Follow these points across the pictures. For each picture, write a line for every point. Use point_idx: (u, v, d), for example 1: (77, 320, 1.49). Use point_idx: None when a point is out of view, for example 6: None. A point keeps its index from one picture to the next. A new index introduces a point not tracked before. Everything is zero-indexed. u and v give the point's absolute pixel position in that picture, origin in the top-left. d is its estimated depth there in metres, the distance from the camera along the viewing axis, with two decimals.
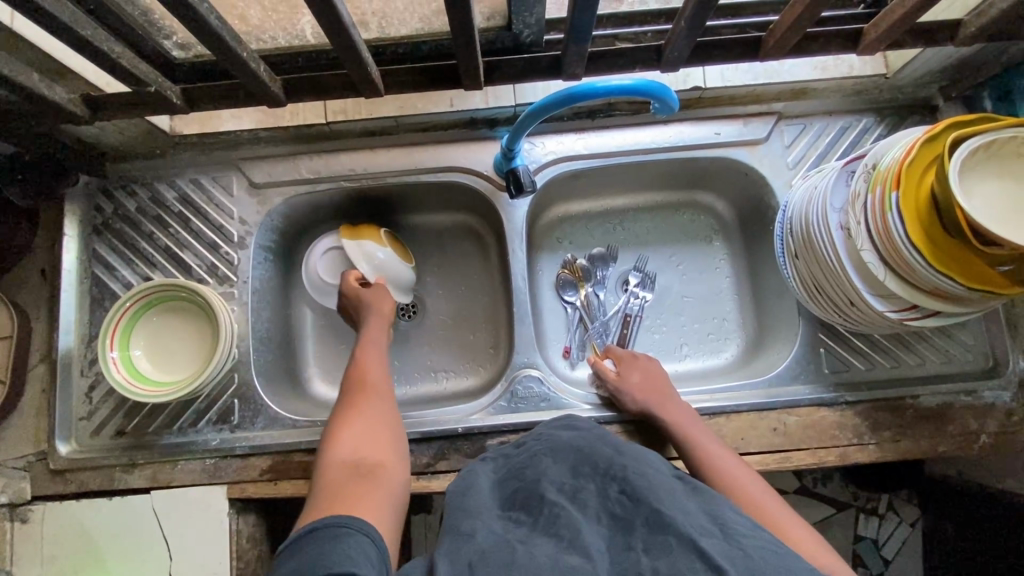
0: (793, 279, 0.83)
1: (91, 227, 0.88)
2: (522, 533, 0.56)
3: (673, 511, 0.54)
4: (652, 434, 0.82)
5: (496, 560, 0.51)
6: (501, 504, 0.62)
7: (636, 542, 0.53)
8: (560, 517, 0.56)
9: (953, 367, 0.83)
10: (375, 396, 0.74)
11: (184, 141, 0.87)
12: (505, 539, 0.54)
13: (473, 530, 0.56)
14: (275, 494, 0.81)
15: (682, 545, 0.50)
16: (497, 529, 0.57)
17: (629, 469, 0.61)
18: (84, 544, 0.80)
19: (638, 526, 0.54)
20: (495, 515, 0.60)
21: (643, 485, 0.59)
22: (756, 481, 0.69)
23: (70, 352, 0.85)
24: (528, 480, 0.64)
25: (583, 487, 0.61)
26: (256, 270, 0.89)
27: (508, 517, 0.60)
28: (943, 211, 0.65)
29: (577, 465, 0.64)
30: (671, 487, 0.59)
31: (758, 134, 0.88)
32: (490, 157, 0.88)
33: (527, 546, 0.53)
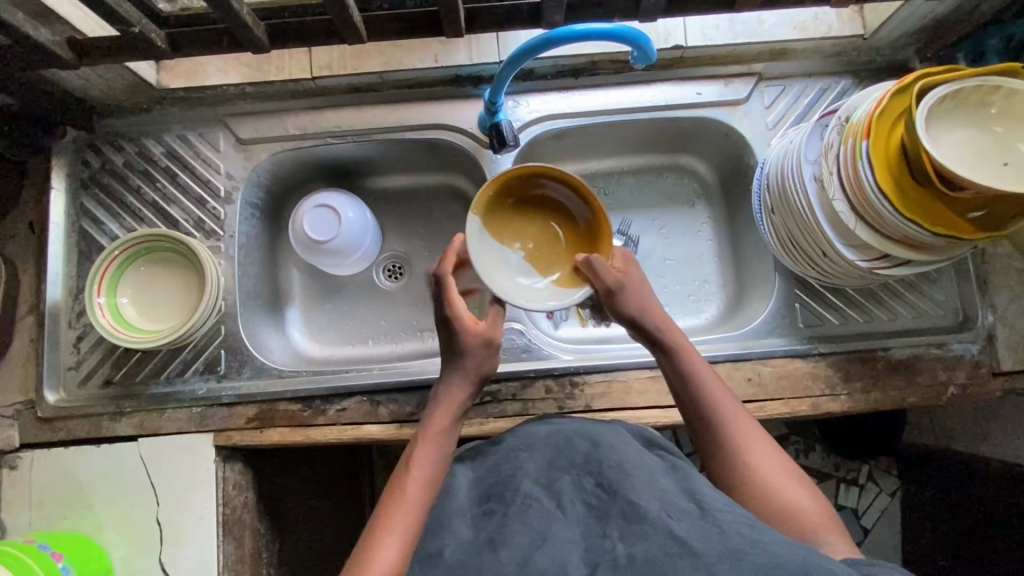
0: (770, 235, 0.84)
1: (78, 181, 0.89)
2: (494, 526, 0.58)
3: (647, 502, 0.57)
4: (638, 373, 0.84)
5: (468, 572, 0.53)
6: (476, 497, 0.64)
7: (611, 530, 0.55)
8: (532, 510, 0.59)
9: (924, 322, 0.85)
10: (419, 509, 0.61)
11: (171, 95, 0.88)
12: (475, 547, 0.56)
13: (441, 548, 0.57)
14: (261, 441, 0.82)
15: (658, 533, 0.53)
16: (468, 532, 0.59)
17: (606, 461, 0.63)
18: (72, 490, 0.81)
19: (614, 516, 0.57)
20: (469, 513, 0.62)
21: (619, 477, 0.61)
22: (758, 439, 0.66)
23: (58, 304, 0.86)
24: (504, 473, 0.65)
25: (559, 478, 0.62)
26: (243, 226, 0.90)
27: (482, 509, 0.62)
28: (910, 159, 0.66)
29: (554, 457, 0.65)
30: (650, 472, 0.62)
31: (738, 94, 0.90)
32: (475, 115, 0.89)
33: (500, 545, 0.55)
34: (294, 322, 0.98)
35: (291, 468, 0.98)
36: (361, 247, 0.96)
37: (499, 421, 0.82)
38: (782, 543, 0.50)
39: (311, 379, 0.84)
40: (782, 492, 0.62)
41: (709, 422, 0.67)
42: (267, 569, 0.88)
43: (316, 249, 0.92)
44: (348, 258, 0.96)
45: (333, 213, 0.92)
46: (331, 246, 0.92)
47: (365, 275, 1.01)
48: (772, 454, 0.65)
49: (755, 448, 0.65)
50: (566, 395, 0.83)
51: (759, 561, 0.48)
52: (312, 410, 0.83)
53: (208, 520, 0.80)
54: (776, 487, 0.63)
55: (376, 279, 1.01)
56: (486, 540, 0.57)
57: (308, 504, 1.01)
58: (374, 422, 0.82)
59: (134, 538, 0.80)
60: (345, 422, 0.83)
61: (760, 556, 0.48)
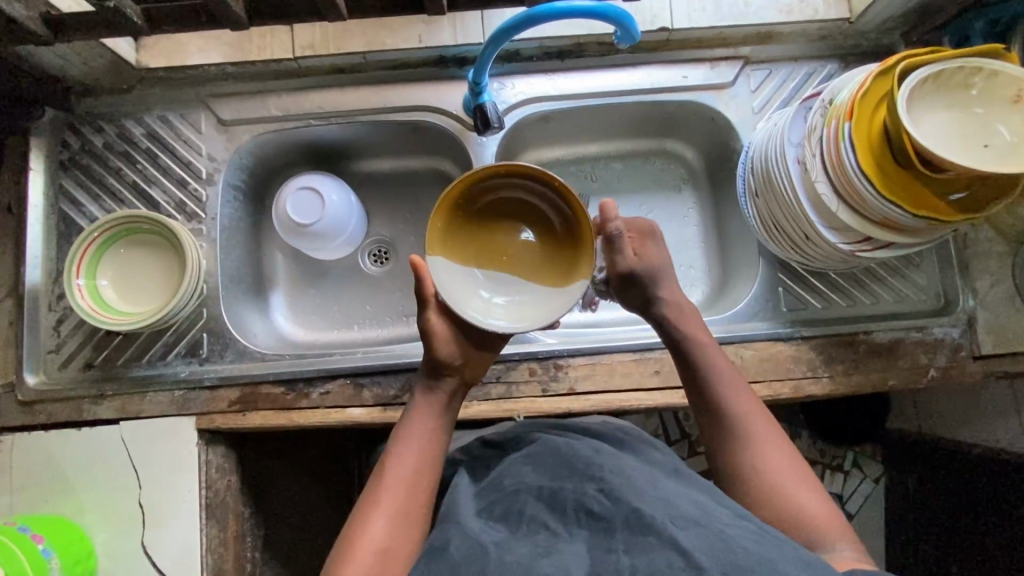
0: (754, 219, 0.84)
1: (57, 163, 0.88)
2: (500, 533, 0.58)
3: (652, 511, 0.55)
4: (622, 356, 0.84)
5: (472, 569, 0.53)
6: (479, 507, 0.64)
7: (616, 543, 0.54)
8: (536, 528, 0.58)
9: (906, 306, 0.85)
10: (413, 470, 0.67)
11: (151, 75, 0.87)
12: (477, 546, 0.56)
13: (446, 543, 0.57)
14: (244, 424, 0.82)
15: (663, 544, 0.51)
16: (473, 530, 0.59)
17: (608, 471, 0.62)
18: (53, 473, 0.81)
19: (618, 528, 0.55)
20: (474, 517, 0.62)
21: (621, 485, 0.60)
22: (772, 437, 0.66)
23: (37, 287, 0.85)
24: (506, 489, 0.65)
25: (562, 489, 0.61)
26: (225, 208, 0.89)
27: (488, 516, 0.62)
28: (893, 142, 0.66)
29: (558, 468, 0.65)
30: (654, 483, 0.61)
31: (724, 77, 0.89)
32: (459, 97, 0.88)
33: (502, 548, 0.55)
34: (279, 306, 0.98)
35: (275, 453, 0.98)
36: (346, 231, 0.95)
37: (483, 404, 0.82)
38: (792, 562, 0.49)
39: (295, 362, 0.84)
40: (793, 492, 0.62)
41: (725, 416, 0.68)
42: (250, 553, 0.88)
43: (300, 232, 0.92)
44: (331, 243, 0.95)
45: (317, 196, 0.91)
46: (315, 230, 0.92)
47: (350, 260, 1.00)
48: (784, 454, 0.65)
49: (767, 446, 0.66)
50: (551, 377, 0.83)
51: None
52: (296, 392, 0.83)
53: (191, 503, 0.80)
54: (789, 487, 0.63)
55: (361, 264, 1.01)
56: (490, 543, 0.56)
57: (291, 488, 1.01)
58: (358, 404, 0.82)
59: (115, 521, 0.80)
60: (328, 405, 0.82)
61: None
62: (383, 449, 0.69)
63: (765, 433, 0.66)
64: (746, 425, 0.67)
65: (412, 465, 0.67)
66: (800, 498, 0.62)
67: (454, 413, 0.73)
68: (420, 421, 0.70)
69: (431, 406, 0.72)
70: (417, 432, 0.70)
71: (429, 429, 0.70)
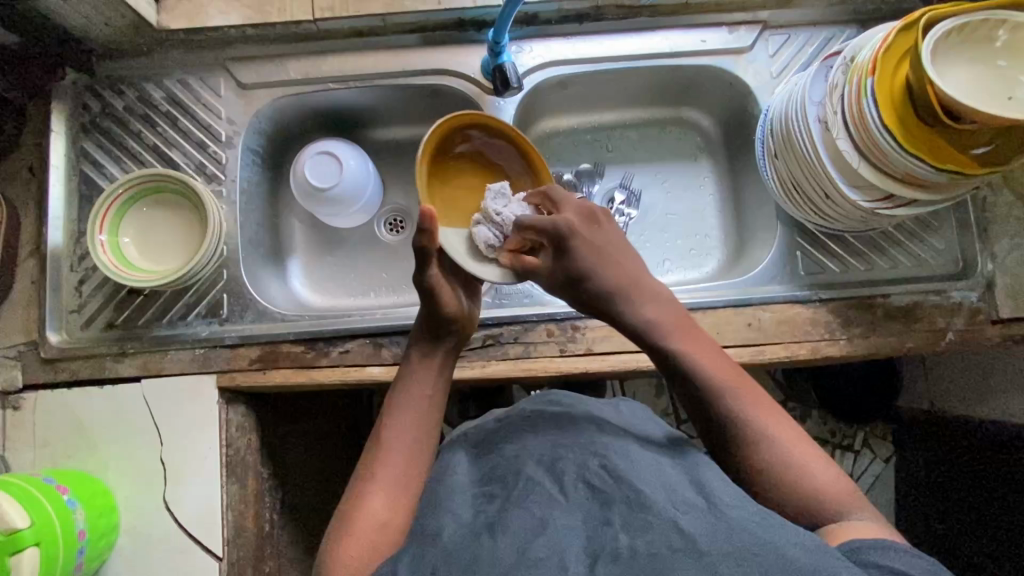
0: (773, 181, 0.84)
1: (78, 125, 0.89)
2: (493, 510, 0.56)
3: (653, 492, 0.55)
4: None
5: (464, 562, 0.50)
6: (477, 477, 0.63)
7: (615, 517, 0.53)
8: (533, 493, 0.56)
9: (924, 270, 0.85)
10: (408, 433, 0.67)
11: (172, 38, 0.87)
12: (473, 531, 0.54)
13: (440, 527, 0.55)
14: (264, 381, 0.82)
15: (663, 525, 0.51)
16: (467, 512, 0.57)
17: (610, 448, 0.62)
18: (77, 429, 0.82)
19: (618, 503, 0.54)
20: (469, 492, 0.60)
21: (623, 463, 0.59)
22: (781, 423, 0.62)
23: (59, 248, 0.86)
24: (506, 455, 0.64)
25: (562, 459, 0.61)
26: (244, 171, 0.90)
27: (481, 489, 0.61)
28: (917, 95, 0.66)
29: (557, 440, 0.64)
30: (656, 463, 0.60)
31: (743, 42, 0.89)
32: (477, 61, 0.89)
33: (499, 530, 0.53)
34: (297, 272, 0.99)
35: (290, 419, 0.98)
36: (363, 197, 0.96)
37: (501, 364, 0.83)
38: (793, 544, 0.49)
39: (314, 323, 0.84)
40: (804, 476, 0.59)
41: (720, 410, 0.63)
42: (269, 513, 0.89)
43: (317, 196, 0.92)
44: (349, 209, 0.96)
45: (335, 160, 0.91)
46: (332, 194, 0.92)
47: (366, 228, 1.01)
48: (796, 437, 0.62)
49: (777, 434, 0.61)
50: (568, 338, 0.84)
51: (771, 566, 0.46)
52: (316, 351, 0.83)
53: (211, 459, 0.81)
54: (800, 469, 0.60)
55: (377, 232, 1.01)
56: (485, 524, 0.54)
57: (306, 457, 1.02)
58: (377, 363, 0.83)
59: (137, 477, 0.81)
60: (348, 363, 0.83)
61: (771, 561, 0.47)
62: (379, 418, 0.69)
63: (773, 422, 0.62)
64: (749, 421, 0.62)
65: (409, 432, 0.67)
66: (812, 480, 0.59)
67: (450, 376, 0.74)
68: (416, 385, 0.70)
69: (427, 369, 0.72)
70: (417, 399, 0.70)
71: (426, 394, 0.70)
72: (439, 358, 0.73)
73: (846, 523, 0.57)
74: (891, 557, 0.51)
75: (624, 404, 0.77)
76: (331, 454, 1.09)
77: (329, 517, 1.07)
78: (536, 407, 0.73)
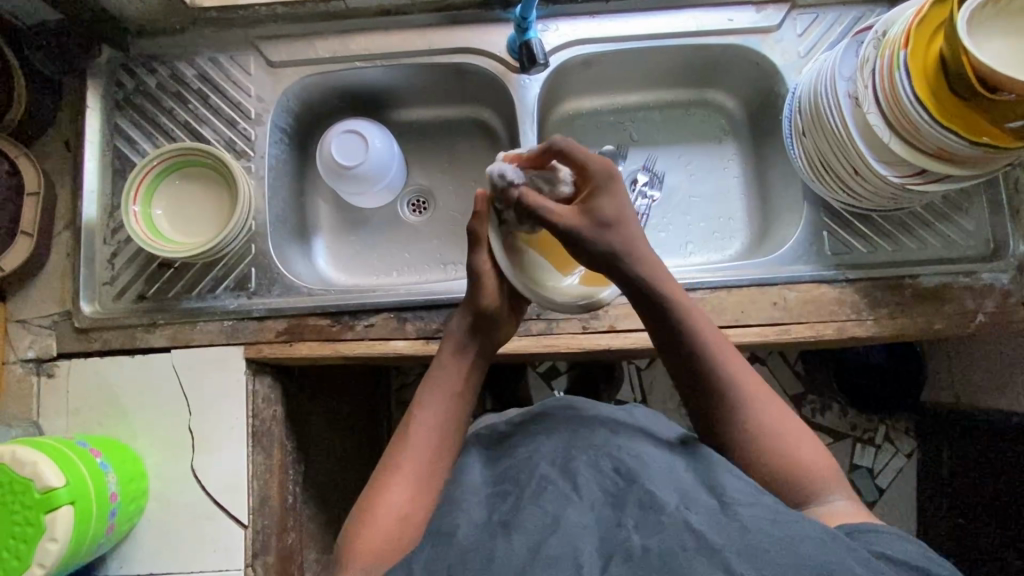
0: (800, 159, 0.84)
1: (112, 102, 0.91)
2: (508, 508, 0.57)
3: (665, 494, 0.55)
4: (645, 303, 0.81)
5: (477, 561, 0.51)
6: (489, 478, 0.63)
7: (627, 519, 0.53)
8: (547, 491, 0.57)
9: (954, 251, 0.84)
10: (438, 424, 0.67)
11: (204, 16, 0.89)
12: (487, 531, 0.54)
13: (455, 527, 0.55)
14: (290, 354, 0.84)
15: (675, 525, 0.51)
16: (480, 513, 0.57)
17: (624, 450, 0.62)
18: (108, 398, 0.84)
19: (631, 504, 0.55)
20: (484, 492, 0.61)
21: (636, 465, 0.59)
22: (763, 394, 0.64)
23: (92, 221, 0.88)
24: (520, 457, 0.64)
25: (575, 459, 0.61)
26: (273, 148, 0.91)
27: (494, 489, 0.61)
28: (950, 69, 0.66)
29: (570, 440, 0.64)
30: (669, 465, 0.60)
31: (771, 21, 0.89)
32: (504, 40, 0.89)
33: (511, 529, 0.53)
34: (321, 250, 1.00)
35: (313, 396, 0.99)
36: (387, 176, 0.97)
37: (523, 339, 0.83)
38: (810, 541, 0.48)
39: (339, 297, 0.85)
40: (788, 454, 0.61)
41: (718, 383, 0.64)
42: (293, 487, 0.90)
43: (343, 173, 0.93)
44: (374, 187, 0.96)
45: (362, 139, 0.92)
46: (357, 171, 0.93)
47: (390, 208, 1.02)
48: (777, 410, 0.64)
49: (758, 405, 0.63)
50: (591, 316, 0.83)
51: (784, 563, 0.46)
52: (341, 325, 0.84)
53: (238, 430, 0.82)
54: (777, 439, 0.62)
55: (400, 211, 1.02)
56: (499, 522, 0.55)
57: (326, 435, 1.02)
58: (400, 337, 0.84)
59: (167, 445, 0.82)
60: (373, 337, 0.84)
61: (783, 557, 0.47)
62: (407, 410, 0.69)
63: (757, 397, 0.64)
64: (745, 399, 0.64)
65: (437, 431, 0.67)
66: (791, 450, 0.61)
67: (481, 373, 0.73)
68: (448, 382, 0.70)
69: (457, 369, 0.71)
70: (449, 391, 0.70)
71: (456, 394, 0.70)
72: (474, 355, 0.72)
73: (828, 505, 0.59)
74: (886, 543, 0.53)
75: (638, 408, 0.75)
76: (351, 435, 1.09)
77: (349, 497, 1.08)
78: (550, 404, 0.73)
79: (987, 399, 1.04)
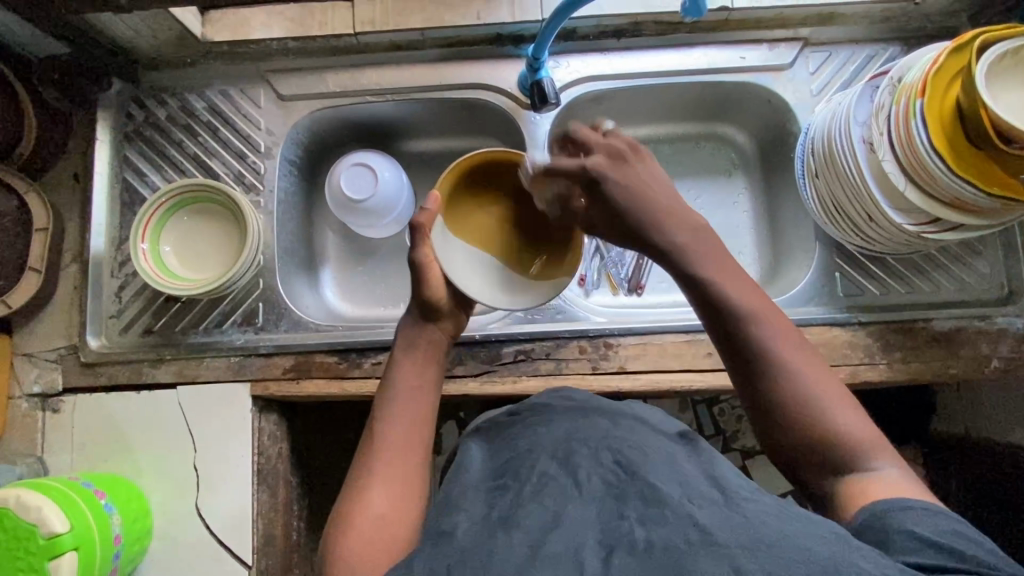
0: (812, 200, 0.83)
1: (122, 134, 0.90)
2: (506, 503, 0.55)
3: (668, 486, 0.53)
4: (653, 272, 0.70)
5: (476, 559, 0.48)
6: (490, 471, 0.62)
7: (630, 511, 0.51)
8: (548, 488, 0.56)
9: (968, 294, 0.83)
10: (405, 419, 0.64)
11: (215, 50, 0.89)
12: (485, 527, 0.52)
13: (454, 527, 0.53)
14: (298, 392, 0.83)
15: (680, 520, 0.48)
16: (479, 507, 0.56)
17: (625, 443, 0.61)
18: (113, 433, 0.83)
19: (632, 496, 0.52)
20: (482, 487, 0.60)
21: (638, 459, 0.58)
22: (802, 355, 0.59)
23: (101, 253, 0.87)
24: (522, 449, 0.63)
25: (575, 452, 0.60)
26: (282, 182, 0.91)
27: (494, 483, 0.60)
28: (967, 118, 0.65)
29: (570, 432, 0.64)
30: (671, 459, 0.59)
31: (783, 59, 0.88)
32: (515, 76, 0.89)
33: (511, 526, 0.51)
34: (328, 281, 0.99)
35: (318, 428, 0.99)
36: (396, 208, 0.96)
37: (532, 380, 0.82)
38: (812, 536, 0.46)
39: (347, 334, 0.85)
40: (834, 424, 0.56)
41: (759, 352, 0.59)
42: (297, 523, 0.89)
43: (351, 206, 0.92)
44: (382, 220, 0.95)
45: (370, 172, 0.91)
46: (366, 205, 0.92)
47: (397, 238, 1.00)
48: (819, 371, 0.59)
49: (799, 369, 0.58)
50: (601, 356, 0.83)
51: (791, 554, 0.43)
52: (348, 362, 0.84)
53: (244, 467, 0.81)
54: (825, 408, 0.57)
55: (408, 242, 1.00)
56: (498, 519, 0.53)
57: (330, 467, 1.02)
58: None
59: (171, 481, 0.82)
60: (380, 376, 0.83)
61: (789, 548, 0.44)
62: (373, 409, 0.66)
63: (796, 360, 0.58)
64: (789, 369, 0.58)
65: (406, 424, 0.64)
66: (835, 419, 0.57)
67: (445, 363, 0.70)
68: (410, 375, 0.67)
69: (420, 358, 0.69)
70: (412, 384, 0.67)
71: (415, 387, 0.66)
72: (437, 344, 0.70)
73: (877, 475, 0.55)
74: (914, 522, 0.50)
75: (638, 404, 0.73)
76: None
77: None
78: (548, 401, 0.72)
79: (999, 435, 1.03)
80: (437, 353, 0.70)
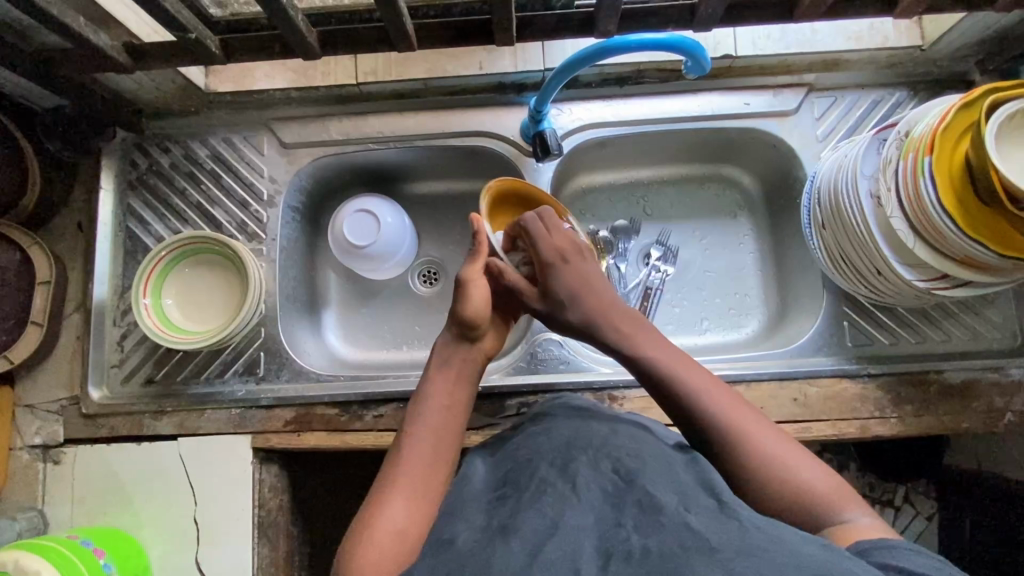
0: (819, 251, 0.82)
1: (126, 182, 0.91)
2: (506, 512, 0.52)
3: (665, 494, 0.50)
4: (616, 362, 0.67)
5: (474, 565, 0.45)
6: (489, 483, 0.58)
7: (626, 519, 0.48)
8: (545, 496, 0.52)
9: (980, 344, 0.82)
10: (431, 437, 0.62)
11: (219, 99, 0.90)
12: (485, 535, 0.49)
13: (454, 535, 0.50)
14: (299, 444, 0.82)
15: (675, 525, 0.46)
16: (480, 519, 0.52)
17: (623, 450, 0.57)
18: (112, 486, 0.82)
19: (629, 505, 0.50)
20: (483, 499, 0.56)
21: (637, 466, 0.54)
22: (752, 417, 0.58)
23: (104, 302, 0.87)
24: (520, 459, 0.59)
25: (574, 460, 0.56)
26: (285, 229, 0.91)
27: (495, 494, 0.56)
28: (976, 176, 0.63)
29: (570, 438, 0.60)
30: (667, 463, 0.55)
31: (788, 105, 0.88)
32: (517, 123, 0.89)
33: (510, 533, 0.48)
34: (331, 323, 0.97)
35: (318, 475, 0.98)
36: (399, 252, 0.95)
37: None
38: (811, 545, 0.43)
39: (349, 385, 0.84)
40: (798, 481, 0.54)
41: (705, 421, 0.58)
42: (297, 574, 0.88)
43: (353, 252, 0.91)
44: (385, 264, 0.94)
45: (372, 218, 0.91)
46: (368, 251, 0.91)
47: (400, 281, 0.99)
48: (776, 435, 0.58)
49: (754, 432, 0.57)
50: None
51: (787, 563, 0.41)
52: (350, 415, 0.83)
53: (244, 521, 0.81)
54: (786, 466, 0.55)
55: (411, 284, 0.99)
56: (498, 527, 0.50)
57: (330, 514, 1.01)
58: None
59: (170, 536, 0.81)
60: (381, 428, 0.82)
61: (784, 555, 0.41)
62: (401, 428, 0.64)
63: (731, 411, 0.59)
64: (735, 432, 0.57)
65: (433, 442, 0.62)
66: (796, 477, 0.54)
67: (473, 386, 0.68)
68: (438, 394, 0.65)
69: (449, 379, 0.67)
70: (440, 402, 0.65)
71: (446, 407, 0.65)
72: (467, 367, 0.69)
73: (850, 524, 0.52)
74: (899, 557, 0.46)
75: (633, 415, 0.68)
76: None
77: None
78: (546, 410, 0.68)
79: None
80: (467, 375, 0.68)
